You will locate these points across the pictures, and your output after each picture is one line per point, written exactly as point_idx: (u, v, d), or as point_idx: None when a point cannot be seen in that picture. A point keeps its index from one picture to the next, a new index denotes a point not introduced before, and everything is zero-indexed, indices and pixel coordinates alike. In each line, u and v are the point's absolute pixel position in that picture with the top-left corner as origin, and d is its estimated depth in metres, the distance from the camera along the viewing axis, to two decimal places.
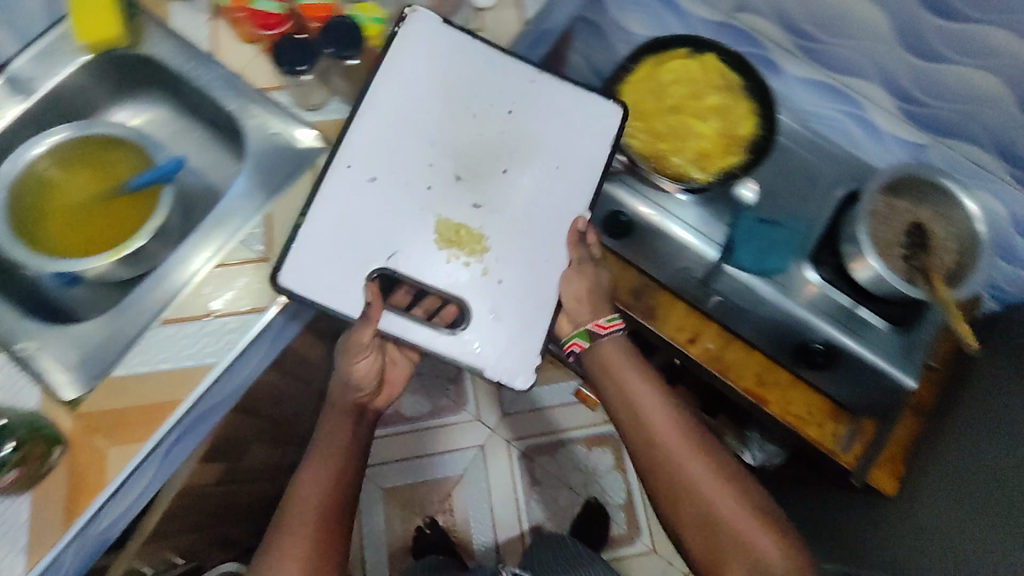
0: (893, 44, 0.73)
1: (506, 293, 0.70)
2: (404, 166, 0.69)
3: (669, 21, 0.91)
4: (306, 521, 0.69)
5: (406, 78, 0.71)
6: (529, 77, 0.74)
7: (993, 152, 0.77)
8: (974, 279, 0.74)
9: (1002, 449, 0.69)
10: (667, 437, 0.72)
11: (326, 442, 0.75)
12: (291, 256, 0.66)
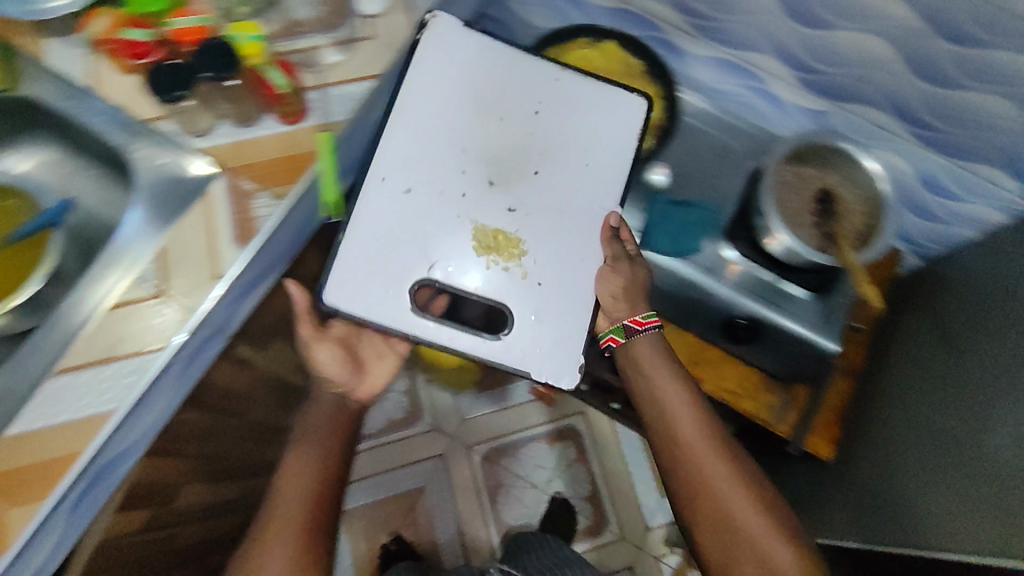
0: (781, 16, 0.73)
1: (542, 291, 0.73)
2: (440, 175, 0.72)
3: (568, 11, 0.90)
4: (289, 522, 0.67)
5: (433, 87, 0.73)
6: (552, 78, 0.76)
7: (890, 113, 0.78)
8: (879, 240, 0.76)
9: (978, 424, 0.69)
10: (687, 430, 0.75)
11: (314, 435, 0.73)
12: (330, 278, 0.68)
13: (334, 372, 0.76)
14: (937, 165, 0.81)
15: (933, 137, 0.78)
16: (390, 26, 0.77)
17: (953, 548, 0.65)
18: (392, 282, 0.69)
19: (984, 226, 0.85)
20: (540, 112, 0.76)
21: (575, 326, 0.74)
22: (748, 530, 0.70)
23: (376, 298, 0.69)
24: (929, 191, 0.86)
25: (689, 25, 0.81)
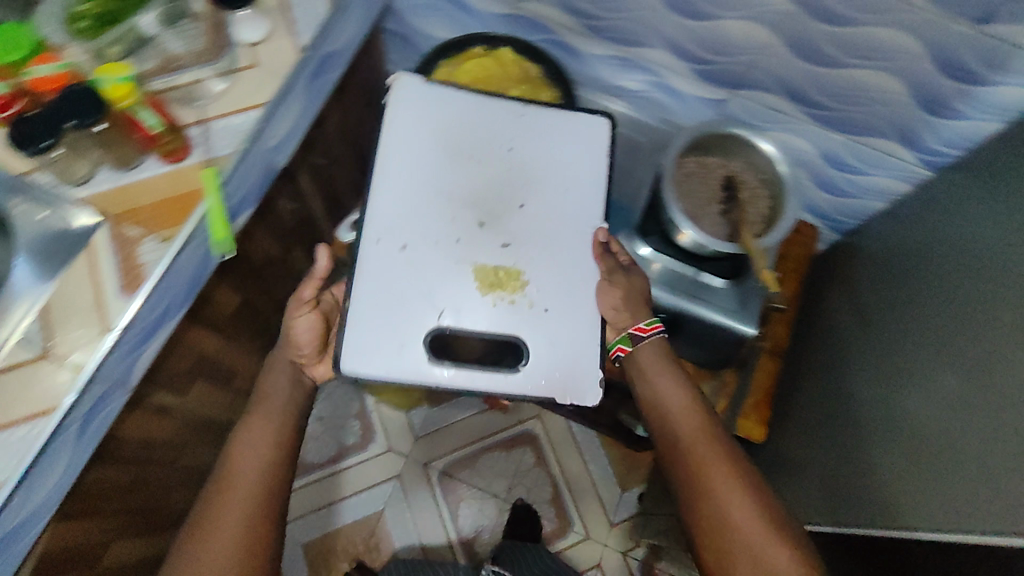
0: (664, 10, 0.73)
1: (553, 320, 0.73)
2: (430, 226, 0.73)
3: (464, 20, 0.89)
4: (235, 489, 0.64)
5: (409, 142, 0.76)
6: (519, 115, 0.79)
7: (784, 96, 0.78)
8: (783, 221, 0.76)
9: (944, 379, 0.63)
10: (692, 430, 0.70)
11: (268, 405, 0.72)
12: (344, 346, 0.69)
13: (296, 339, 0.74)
14: (835, 143, 0.82)
15: (826, 116, 0.78)
16: (272, 52, 0.75)
17: (928, 528, 0.59)
18: (404, 335, 0.70)
19: (891, 195, 0.86)
20: (515, 148, 0.77)
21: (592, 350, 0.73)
22: (750, 532, 0.63)
23: (391, 357, 0.69)
24: (835, 169, 0.86)
25: (580, 25, 0.81)
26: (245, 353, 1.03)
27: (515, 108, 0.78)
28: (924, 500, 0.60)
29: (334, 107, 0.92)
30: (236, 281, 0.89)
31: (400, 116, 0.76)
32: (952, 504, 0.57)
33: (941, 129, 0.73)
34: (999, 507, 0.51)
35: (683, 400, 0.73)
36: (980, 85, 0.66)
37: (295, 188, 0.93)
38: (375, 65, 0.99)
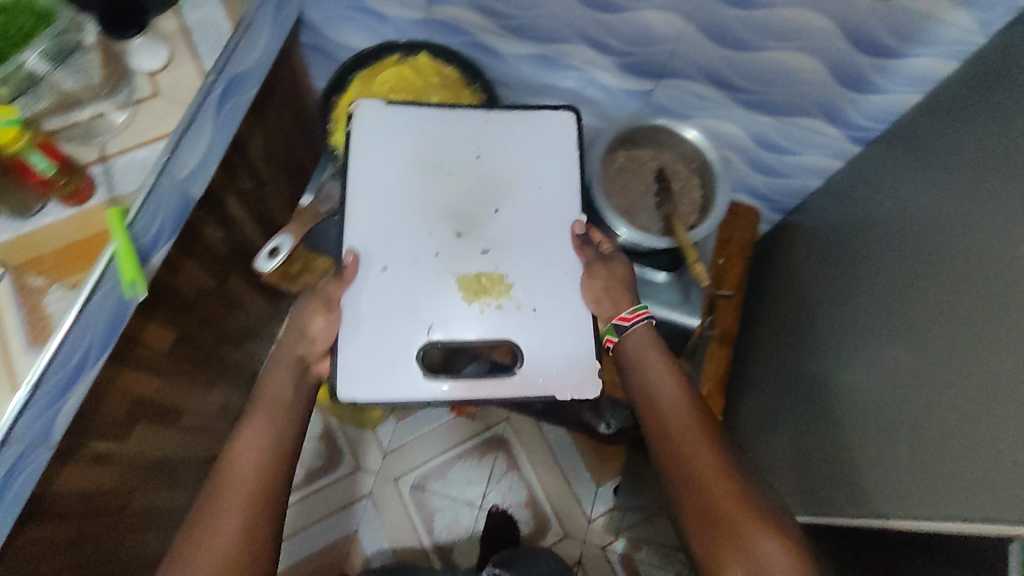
0: (575, 4, 0.71)
1: (545, 320, 0.70)
2: (407, 243, 0.71)
3: (380, 29, 0.87)
4: (235, 491, 0.59)
5: (374, 160, 0.73)
6: (483, 118, 0.76)
7: (706, 83, 0.77)
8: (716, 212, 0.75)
9: (907, 352, 0.60)
10: (680, 419, 0.64)
11: (270, 399, 0.65)
12: (340, 375, 0.67)
13: (301, 333, 0.68)
14: (762, 125, 0.81)
15: (750, 99, 0.77)
16: (174, 78, 0.72)
17: (898, 517, 0.54)
18: (394, 355, 0.68)
19: (824, 171, 0.86)
20: (483, 153, 0.75)
21: (585, 347, 0.70)
22: (740, 525, 0.58)
23: (386, 381, 0.67)
24: (767, 150, 0.86)
25: (496, 26, 0.79)
26: (190, 387, 1.00)
27: (476, 113, 0.76)
28: (873, 480, 0.60)
29: (252, 128, 0.89)
30: (165, 317, 0.86)
31: (363, 136, 0.74)
32: (892, 482, 0.57)
33: (863, 104, 0.73)
34: (939, 486, 0.51)
35: (673, 387, 0.66)
36: (898, 58, 0.66)
37: (219, 215, 0.90)
38: (295, 81, 0.96)
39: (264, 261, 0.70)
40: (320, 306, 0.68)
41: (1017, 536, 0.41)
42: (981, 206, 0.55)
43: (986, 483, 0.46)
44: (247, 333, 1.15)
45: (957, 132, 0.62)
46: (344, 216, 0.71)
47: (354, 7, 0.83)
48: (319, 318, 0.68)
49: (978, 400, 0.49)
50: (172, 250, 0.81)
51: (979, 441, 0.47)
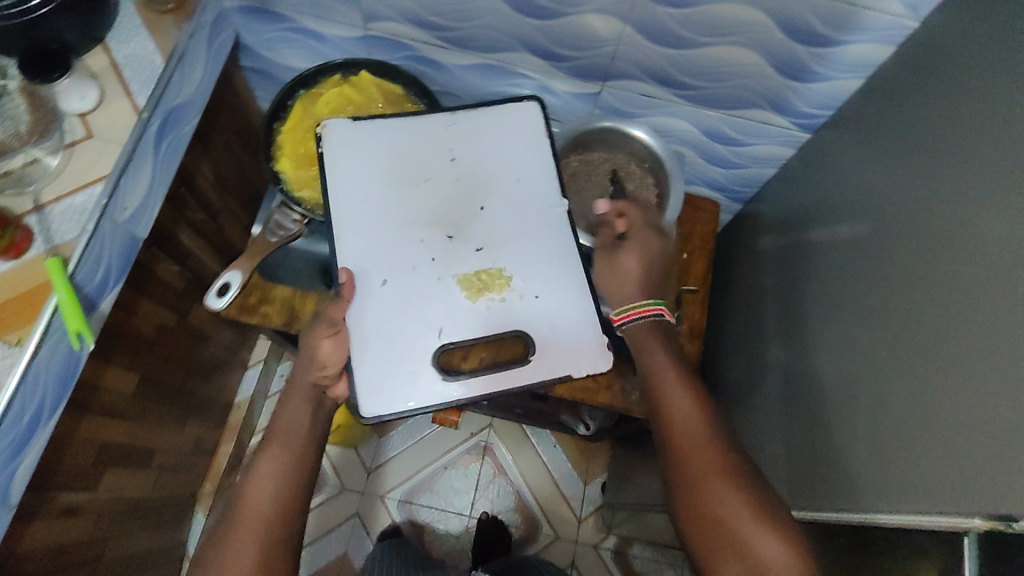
0: (511, 13, 0.70)
1: (545, 308, 0.71)
2: (398, 255, 0.70)
3: (320, 48, 0.85)
4: (250, 520, 0.59)
5: (352, 178, 0.72)
6: (449, 122, 0.76)
7: (652, 82, 0.77)
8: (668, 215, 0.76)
9: (869, 339, 0.59)
10: (682, 422, 0.64)
11: (287, 426, 0.65)
12: (359, 392, 0.67)
13: (313, 356, 0.67)
14: (712, 119, 0.82)
15: (697, 95, 0.77)
16: (106, 118, 0.71)
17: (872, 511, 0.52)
18: (406, 361, 0.68)
19: (779, 159, 0.88)
20: (458, 155, 0.75)
21: (587, 332, 0.70)
22: (738, 524, 0.57)
23: (406, 388, 0.67)
24: (720, 141, 0.86)
25: (436, 39, 0.78)
26: (160, 427, 0.98)
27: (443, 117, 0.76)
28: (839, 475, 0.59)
29: (198, 159, 0.87)
30: (125, 360, 0.84)
31: (337, 155, 0.73)
32: (854, 481, 0.56)
33: (807, 92, 0.73)
34: (898, 480, 0.50)
35: (674, 391, 0.66)
36: (835, 46, 0.66)
37: (171, 250, 0.88)
38: (239, 105, 0.94)
39: (215, 299, 0.71)
40: (328, 326, 0.67)
41: (972, 528, 0.41)
42: (925, 193, 0.55)
43: (940, 475, 0.45)
44: (215, 365, 1.13)
45: (902, 119, 0.62)
46: (332, 241, 0.70)
47: (291, 27, 0.81)
48: (326, 340, 0.67)
49: (932, 391, 0.49)
50: (123, 291, 0.79)
51: (935, 433, 0.47)
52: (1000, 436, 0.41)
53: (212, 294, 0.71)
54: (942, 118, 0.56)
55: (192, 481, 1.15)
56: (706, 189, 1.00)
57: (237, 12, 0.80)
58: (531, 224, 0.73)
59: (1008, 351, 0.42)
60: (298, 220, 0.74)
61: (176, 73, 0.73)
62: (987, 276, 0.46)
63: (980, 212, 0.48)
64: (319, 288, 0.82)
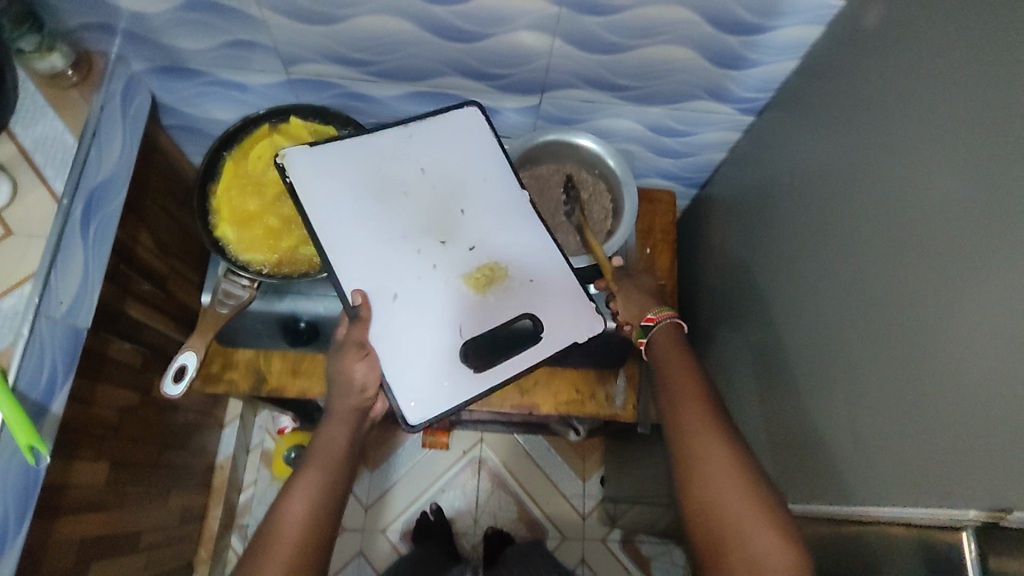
0: (435, 40, 0.68)
1: (544, 291, 0.68)
2: (397, 267, 0.66)
3: (243, 97, 0.81)
4: (279, 548, 0.57)
5: (329, 204, 0.66)
6: (406, 135, 0.70)
7: (589, 87, 0.75)
8: (620, 234, 0.74)
9: (837, 322, 0.59)
10: (691, 413, 0.64)
11: (324, 451, 0.63)
12: (401, 403, 0.64)
13: (346, 379, 0.64)
14: (655, 115, 0.81)
15: (636, 94, 0.76)
16: (26, 208, 0.65)
17: (861, 511, 0.53)
18: (433, 368, 0.65)
19: (726, 144, 0.87)
20: (428, 166, 0.70)
21: (583, 306, 0.69)
22: (735, 519, 0.57)
23: (441, 392, 0.64)
24: (666, 135, 0.85)
25: (362, 74, 0.75)
26: (142, 506, 0.94)
27: (398, 131, 0.70)
28: (825, 467, 0.59)
29: (134, 230, 0.82)
30: (92, 451, 0.79)
31: (311, 183, 0.66)
32: (839, 475, 0.57)
33: (744, 78, 0.73)
34: (884, 473, 0.50)
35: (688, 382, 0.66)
36: (764, 32, 0.65)
37: (120, 329, 0.83)
38: (169, 165, 0.89)
39: (172, 385, 0.70)
40: (357, 349, 0.64)
41: (968, 524, 0.42)
42: (873, 173, 0.55)
43: (925, 467, 0.46)
44: (189, 431, 1.09)
45: (842, 97, 0.62)
46: (332, 266, 0.65)
47: (210, 81, 0.78)
48: (359, 363, 0.63)
49: (905, 379, 0.49)
50: (76, 383, 0.75)
51: (913, 422, 0.47)
52: (979, 424, 0.41)
53: (171, 382, 0.70)
54: (881, 96, 0.56)
55: (185, 551, 1.11)
56: (659, 180, 0.99)
57: (149, 73, 0.76)
58: (508, 230, 0.70)
59: (975, 335, 0.42)
60: (248, 285, 0.70)
61: (91, 151, 0.69)
62: (942, 257, 0.46)
63: (926, 190, 0.49)
64: (280, 348, 0.79)
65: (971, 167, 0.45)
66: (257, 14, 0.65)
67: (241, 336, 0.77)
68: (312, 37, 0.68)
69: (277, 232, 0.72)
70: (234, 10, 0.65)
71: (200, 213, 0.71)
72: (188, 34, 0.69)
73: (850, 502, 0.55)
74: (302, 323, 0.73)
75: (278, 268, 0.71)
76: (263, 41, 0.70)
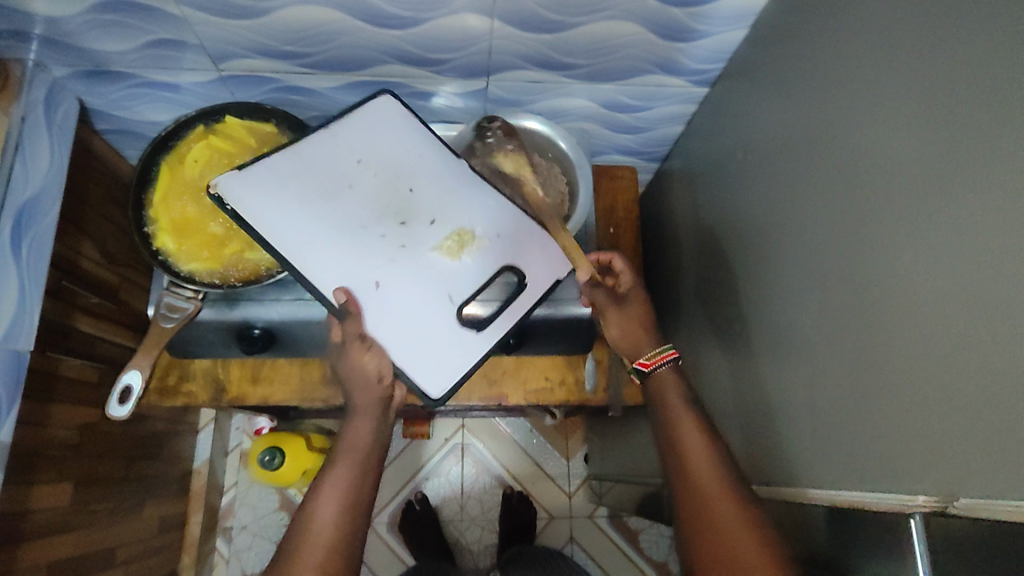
0: (368, 28, 0.65)
1: (515, 241, 0.68)
2: (364, 255, 0.64)
3: (176, 97, 0.77)
4: (312, 548, 0.56)
5: (274, 211, 0.62)
6: (330, 133, 0.67)
7: (535, 67, 0.73)
8: (582, 205, 0.71)
9: (793, 301, 0.58)
10: (687, 430, 0.61)
11: (350, 448, 0.61)
12: (416, 377, 0.63)
13: (361, 374, 0.62)
14: (607, 92, 0.79)
15: (586, 72, 0.74)
16: None
17: (815, 500, 0.53)
18: (434, 341, 0.64)
19: (683, 117, 0.85)
20: (365, 157, 0.67)
21: (551, 246, 0.68)
22: (726, 529, 0.55)
23: (443, 362, 0.63)
24: (621, 111, 0.83)
25: (297, 67, 0.71)
26: (114, 521, 0.93)
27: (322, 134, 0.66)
28: (787, 449, 0.58)
29: (74, 244, 0.80)
30: (51, 473, 0.77)
31: (245, 192, 0.61)
32: (800, 455, 0.56)
33: (694, 50, 0.71)
34: (843, 457, 0.50)
35: (673, 393, 0.64)
36: (710, 3, 0.63)
37: (70, 345, 0.81)
38: (107, 171, 0.86)
39: (118, 407, 0.69)
40: (361, 341, 0.62)
41: (915, 510, 0.41)
42: (824, 145, 0.54)
43: (882, 451, 0.45)
44: (160, 441, 1.07)
45: (791, 68, 0.60)
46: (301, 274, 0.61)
47: (139, 83, 0.74)
48: (366, 356, 0.62)
49: (860, 359, 0.48)
50: (26, 406, 0.72)
51: (867, 405, 0.47)
52: (928, 406, 0.41)
53: (115, 404, 0.69)
54: (830, 66, 0.54)
55: (167, 559, 1.10)
56: (619, 156, 0.96)
57: (73, 78, 0.72)
58: (467, 213, 0.67)
59: (920, 319, 0.42)
60: (192, 297, 0.68)
61: (16, 166, 0.65)
62: (889, 235, 0.45)
63: (872, 165, 0.47)
64: (237, 355, 0.77)
65: (914, 141, 0.43)
66: (177, 11, 0.62)
67: (194, 348, 0.75)
68: (238, 31, 0.65)
69: (221, 240, 0.69)
70: (152, 8, 0.61)
71: (136, 222, 0.67)
72: (106, 36, 0.65)
73: (805, 490, 0.55)
74: (256, 330, 0.70)
75: (224, 275, 0.68)
76: (187, 39, 0.66)
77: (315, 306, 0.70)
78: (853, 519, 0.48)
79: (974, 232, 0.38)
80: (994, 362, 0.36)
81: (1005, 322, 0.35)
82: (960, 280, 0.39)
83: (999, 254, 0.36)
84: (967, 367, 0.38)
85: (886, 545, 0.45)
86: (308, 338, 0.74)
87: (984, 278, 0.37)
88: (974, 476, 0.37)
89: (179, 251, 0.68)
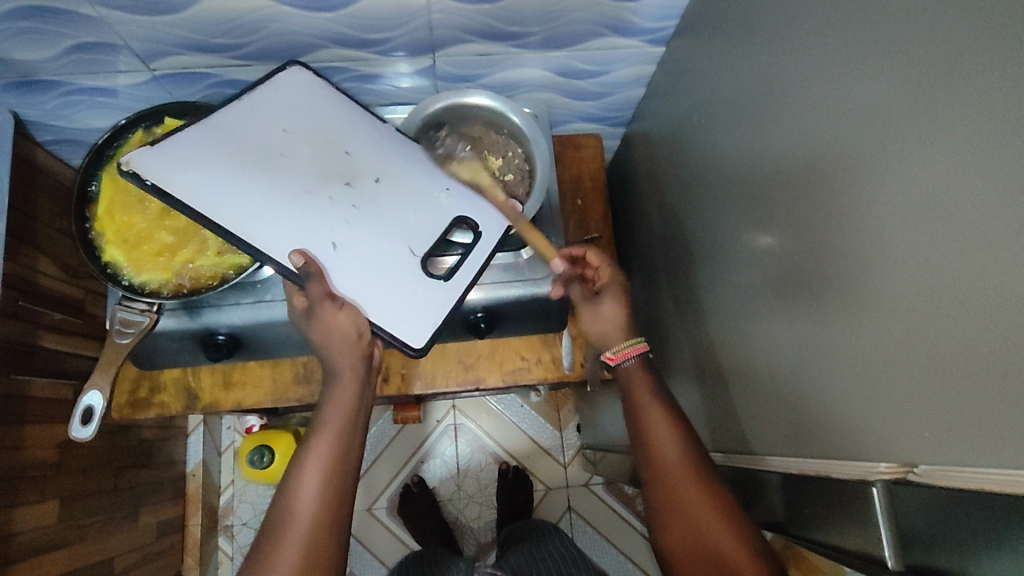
0: (297, 13, 0.62)
1: (463, 192, 0.66)
2: (315, 219, 0.61)
3: (114, 101, 0.74)
4: (295, 525, 0.53)
5: (217, 190, 0.58)
6: (246, 105, 0.63)
7: (480, 40, 0.70)
8: (542, 172, 0.67)
9: (752, 263, 0.57)
10: (659, 426, 0.58)
11: (333, 414, 0.58)
12: (389, 329, 0.60)
13: (340, 336, 0.58)
14: (560, 58, 0.76)
15: (536, 40, 0.71)
16: None
17: (778, 468, 0.54)
18: (406, 293, 0.62)
19: (642, 78, 0.82)
20: (291, 125, 0.63)
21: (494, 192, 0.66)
22: (698, 518, 0.54)
23: (416, 312, 0.61)
24: (577, 78, 0.80)
25: (231, 59, 0.68)
26: (109, 532, 0.93)
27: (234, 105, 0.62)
28: (755, 418, 0.58)
29: (29, 261, 0.78)
30: (33, 493, 0.77)
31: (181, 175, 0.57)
32: (765, 423, 0.56)
33: (643, 8, 0.67)
34: (806, 425, 0.50)
35: (650, 403, 0.59)
36: None
37: (38, 365, 0.80)
38: (54, 183, 0.83)
39: (81, 428, 0.67)
40: (331, 301, 0.58)
41: (877, 478, 0.41)
42: (779, 102, 0.51)
43: (846, 418, 0.45)
44: (150, 448, 1.07)
45: (742, 22, 0.57)
46: (253, 248, 0.57)
47: (70, 90, 0.71)
48: (341, 314, 0.58)
49: (821, 325, 0.47)
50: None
51: (832, 371, 0.46)
52: (887, 375, 0.40)
53: (78, 425, 0.67)
54: (779, 17, 0.51)
55: (168, 563, 1.11)
56: (581, 125, 0.94)
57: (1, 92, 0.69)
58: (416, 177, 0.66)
59: (878, 286, 0.40)
60: (147, 309, 0.66)
61: None
62: (846, 195, 0.43)
63: (828, 124, 0.45)
64: (207, 363, 0.76)
65: (863, 100, 0.41)
66: (92, 11, 0.59)
67: (161, 358, 0.74)
68: (163, 28, 0.62)
69: (174, 249, 0.67)
70: (65, 11, 0.58)
71: (82, 237, 0.65)
72: (26, 45, 0.62)
73: (767, 458, 0.56)
74: (220, 336, 0.69)
75: (177, 286, 0.66)
76: (112, 40, 0.63)
77: (277, 307, 0.68)
78: (819, 486, 0.48)
79: (926, 188, 0.36)
80: (954, 328, 0.35)
81: (960, 289, 0.34)
82: (913, 250, 0.37)
83: (952, 213, 0.34)
84: (922, 331, 0.37)
85: (851, 509, 0.45)
86: (274, 337, 0.73)
87: (935, 239, 0.35)
88: (937, 447, 0.37)
89: (132, 264, 0.66)
